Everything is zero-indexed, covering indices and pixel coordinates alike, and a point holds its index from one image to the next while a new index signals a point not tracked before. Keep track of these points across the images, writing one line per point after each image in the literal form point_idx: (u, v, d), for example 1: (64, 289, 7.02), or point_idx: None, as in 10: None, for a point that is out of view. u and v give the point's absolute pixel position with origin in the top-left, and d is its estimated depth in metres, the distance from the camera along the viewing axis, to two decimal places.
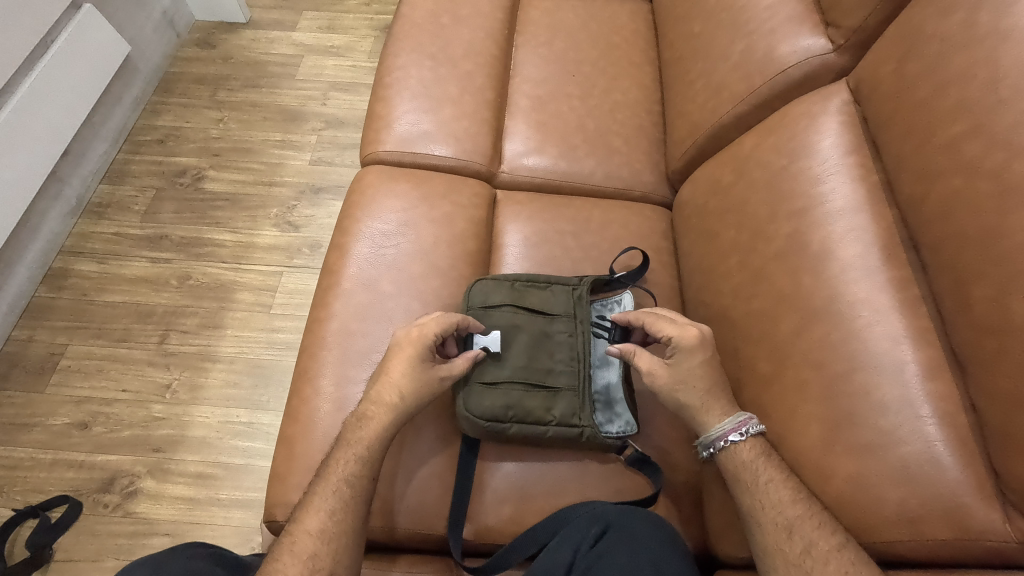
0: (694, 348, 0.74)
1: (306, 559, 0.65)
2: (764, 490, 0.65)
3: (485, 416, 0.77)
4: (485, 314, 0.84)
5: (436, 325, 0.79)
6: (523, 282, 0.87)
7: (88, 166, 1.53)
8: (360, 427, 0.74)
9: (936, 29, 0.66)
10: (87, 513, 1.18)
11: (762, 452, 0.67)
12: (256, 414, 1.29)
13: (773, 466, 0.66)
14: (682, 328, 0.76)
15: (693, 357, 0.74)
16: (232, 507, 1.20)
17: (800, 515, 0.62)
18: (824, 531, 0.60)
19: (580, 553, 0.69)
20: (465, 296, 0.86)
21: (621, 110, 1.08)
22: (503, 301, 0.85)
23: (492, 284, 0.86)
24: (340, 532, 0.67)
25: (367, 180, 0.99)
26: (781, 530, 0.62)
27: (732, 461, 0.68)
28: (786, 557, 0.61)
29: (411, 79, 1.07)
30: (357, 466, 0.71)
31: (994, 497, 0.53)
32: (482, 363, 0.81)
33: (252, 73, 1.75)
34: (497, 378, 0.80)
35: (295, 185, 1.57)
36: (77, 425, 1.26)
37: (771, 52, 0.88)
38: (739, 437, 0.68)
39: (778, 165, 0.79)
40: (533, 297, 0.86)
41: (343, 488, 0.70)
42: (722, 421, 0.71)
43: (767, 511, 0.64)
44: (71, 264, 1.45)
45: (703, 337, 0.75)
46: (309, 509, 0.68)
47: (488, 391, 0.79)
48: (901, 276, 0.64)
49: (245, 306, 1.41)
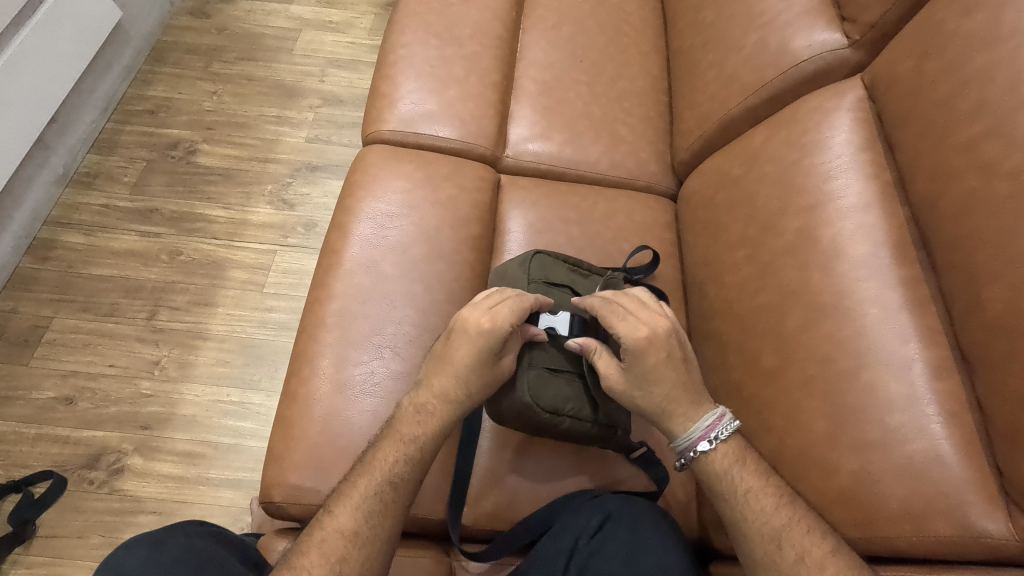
0: (644, 349, 0.69)
1: (335, 561, 0.63)
2: (744, 501, 0.64)
3: (546, 406, 0.74)
4: (547, 289, 0.82)
5: (509, 313, 0.73)
6: (573, 265, 0.86)
7: (76, 135, 1.49)
8: (413, 421, 0.72)
9: (958, 28, 0.66)
10: (72, 490, 1.16)
11: (736, 458, 0.67)
12: (247, 393, 1.27)
13: (749, 473, 0.65)
14: (634, 326, 0.70)
15: (645, 359, 0.69)
16: (221, 486, 1.19)
17: (787, 523, 0.61)
18: (815, 537, 0.60)
19: (581, 541, 0.69)
20: (524, 266, 0.83)
21: (628, 98, 1.07)
22: (562, 279, 0.84)
23: (551, 262, 0.85)
24: (373, 538, 0.65)
25: (369, 160, 0.97)
26: (770, 541, 0.61)
27: (709, 470, 0.68)
28: (778, 567, 0.60)
29: (415, 58, 1.04)
30: (404, 468, 0.69)
31: (997, 496, 0.54)
32: (544, 346, 0.78)
33: (247, 46, 1.70)
34: (559, 367, 0.78)
35: (291, 162, 1.54)
36: (62, 399, 1.24)
37: (784, 45, 0.87)
38: (708, 446, 0.68)
39: (789, 159, 0.78)
40: (583, 284, 0.85)
41: (386, 490, 0.68)
42: (692, 426, 0.69)
43: (751, 522, 0.63)
44: (56, 235, 1.41)
45: (655, 336, 0.70)
46: (343, 504, 0.67)
47: (551, 380, 0.76)
48: (911, 275, 0.64)
49: (237, 284, 1.38)
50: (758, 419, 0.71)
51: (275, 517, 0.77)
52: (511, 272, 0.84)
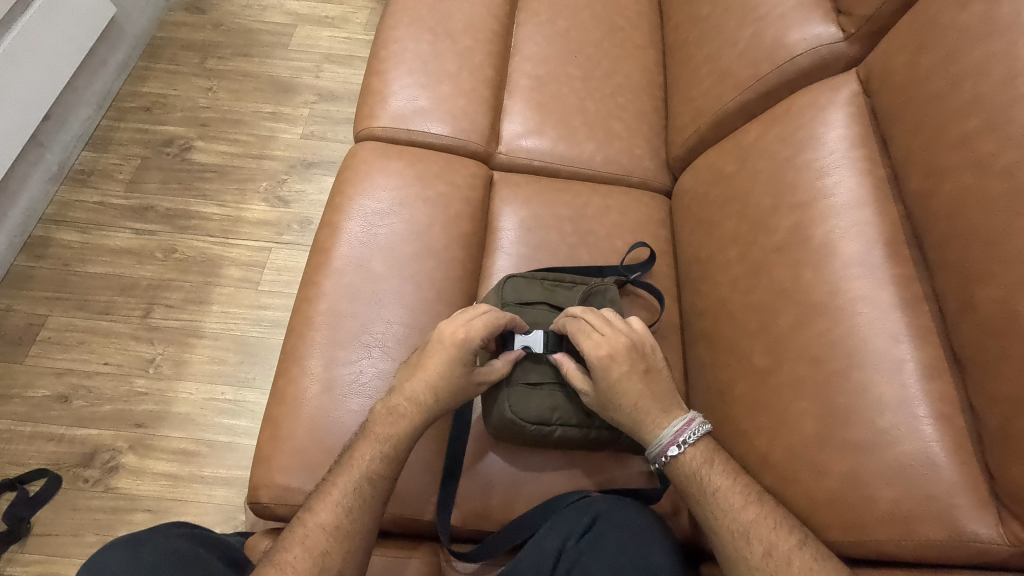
0: (608, 365, 0.71)
1: (317, 555, 0.63)
2: (713, 500, 0.65)
3: (531, 419, 0.75)
4: (521, 311, 0.83)
5: (483, 328, 0.75)
6: (553, 280, 0.86)
7: (70, 132, 1.48)
8: (386, 422, 0.71)
9: (954, 20, 0.64)
10: (66, 488, 1.16)
11: (705, 459, 0.68)
12: (242, 391, 1.27)
13: (718, 474, 0.66)
14: (597, 343, 0.73)
15: (609, 374, 0.71)
16: (215, 485, 1.19)
17: (754, 520, 0.62)
18: (782, 532, 0.60)
19: (568, 543, 0.68)
20: (497, 292, 0.84)
21: (623, 93, 1.06)
22: (537, 298, 0.84)
23: (524, 282, 0.84)
24: (353, 532, 0.65)
25: (360, 157, 0.97)
26: (739, 537, 0.62)
27: (679, 472, 0.68)
28: (748, 563, 0.60)
29: (407, 53, 1.03)
30: (381, 464, 0.69)
31: (989, 500, 0.53)
32: (523, 364, 0.79)
33: (243, 42, 1.69)
34: (540, 378, 0.78)
35: (286, 159, 1.53)
36: (57, 397, 1.24)
37: (779, 39, 0.86)
38: (677, 450, 0.68)
39: (782, 156, 0.77)
40: (563, 296, 0.85)
41: (364, 486, 0.68)
42: (661, 431, 0.70)
43: (721, 519, 0.63)
44: (51, 233, 1.41)
45: (616, 352, 0.72)
46: (324, 500, 0.67)
47: (532, 393, 0.76)
48: (904, 273, 0.63)
49: (232, 282, 1.38)
50: (749, 419, 0.70)
51: (263, 518, 0.76)
52: (486, 300, 0.85)
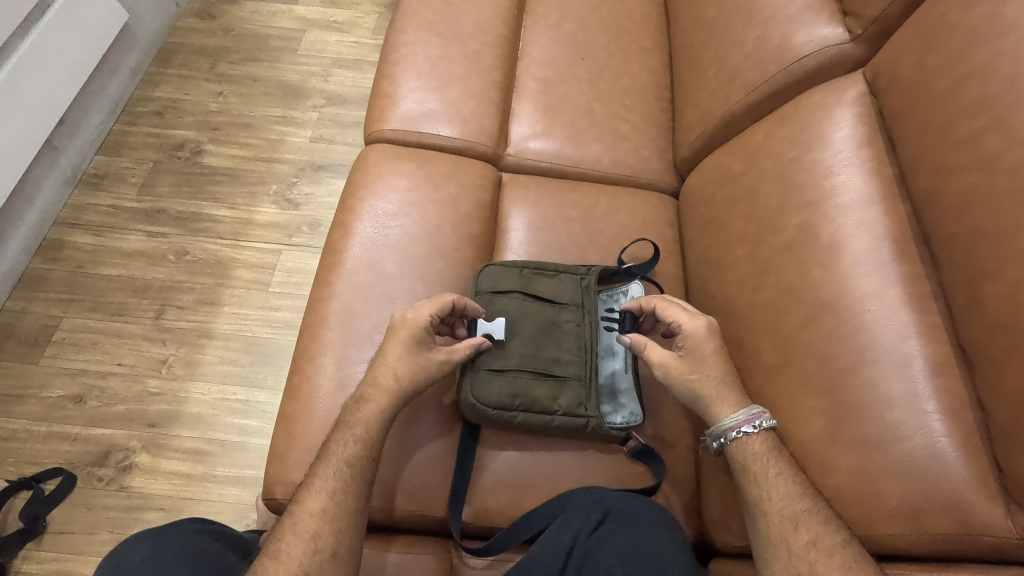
0: (704, 337, 0.74)
1: (308, 539, 0.65)
2: (771, 484, 0.64)
3: (492, 405, 0.76)
4: (493, 299, 0.84)
5: (431, 309, 0.78)
6: (532, 269, 0.86)
7: (85, 136, 1.50)
8: (365, 405, 0.74)
9: (960, 21, 0.65)
10: (81, 486, 1.18)
11: (770, 447, 0.66)
12: (253, 392, 1.28)
13: (782, 460, 0.65)
14: (692, 316, 0.75)
15: (705, 345, 0.73)
16: (227, 483, 1.20)
17: (806, 509, 0.61)
18: (829, 526, 0.60)
19: (581, 538, 0.69)
20: (473, 280, 0.86)
21: (630, 95, 1.07)
22: (511, 287, 0.84)
23: (501, 270, 0.86)
24: (341, 513, 0.67)
25: (371, 159, 0.98)
26: (786, 522, 0.62)
27: (741, 455, 0.68)
28: (789, 547, 0.61)
29: (417, 57, 1.05)
30: (358, 447, 0.71)
31: (998, 493, 0.54)
32: (488, 351, 0.80)
33: (252, 47, 1.71)
34: (503, 365, 0.79)
35: (296, 162, 1.55)
36: (72, 398, 1.25)
37: (786, 41, 0.87)
38: (751, 429, 0.67)
39: (790, 155, 0.78)
40: (542, 285, 0.85)
41: (344, 468, 0.70)
42: (735, 412, 0.70)
43: (772, 502, 0.63)
44: (66, 236, 1.43)
45: (711, 328, 0.75)
46: (311, 490, 0.68)
47: (495, 378, 0.78)
48: (913, 270, 0.64)
49: (242, 283, 1.39)
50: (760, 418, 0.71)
51: (278, 514, 0.77)
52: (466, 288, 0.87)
